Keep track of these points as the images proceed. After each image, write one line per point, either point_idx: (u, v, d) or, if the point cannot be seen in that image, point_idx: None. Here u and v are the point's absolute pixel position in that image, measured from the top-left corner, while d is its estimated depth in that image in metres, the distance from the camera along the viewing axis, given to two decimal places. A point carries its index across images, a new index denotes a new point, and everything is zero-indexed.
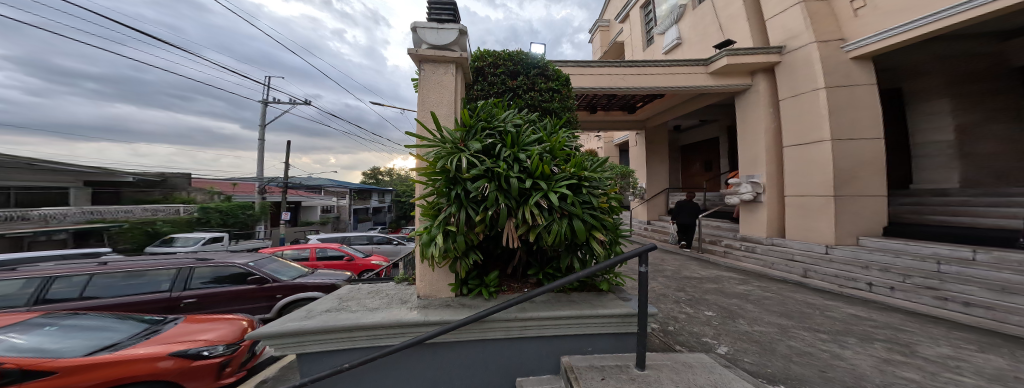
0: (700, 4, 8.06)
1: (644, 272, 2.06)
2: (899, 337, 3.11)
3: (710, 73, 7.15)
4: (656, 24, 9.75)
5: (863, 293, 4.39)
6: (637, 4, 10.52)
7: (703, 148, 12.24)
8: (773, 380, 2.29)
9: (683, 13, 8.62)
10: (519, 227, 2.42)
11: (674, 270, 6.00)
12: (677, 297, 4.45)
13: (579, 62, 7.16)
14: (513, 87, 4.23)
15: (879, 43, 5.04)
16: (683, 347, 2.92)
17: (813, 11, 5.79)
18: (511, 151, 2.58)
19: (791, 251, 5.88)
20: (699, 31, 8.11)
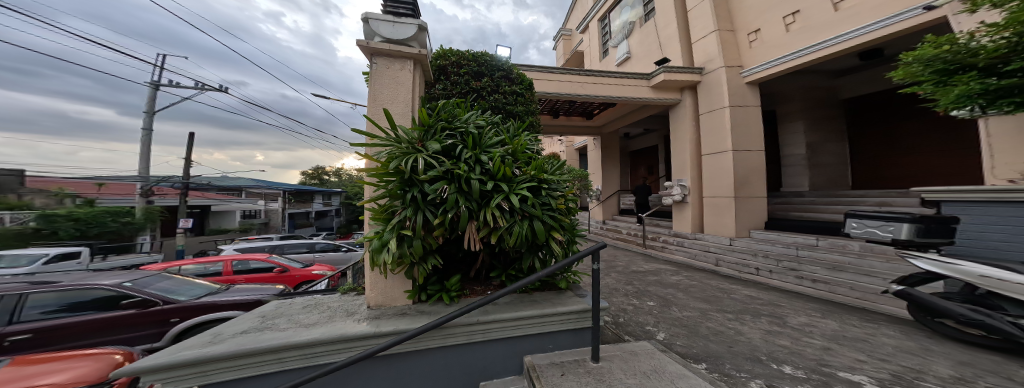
0: (646, 23, 8.75)
1: (596, 269, 2.24)
2: (781, 312, 3.82)
3: (652, 87, 7.77)
4: (610, 38, 10.49)
5: (758, 277, 5.30)
6: (595, 18, 11.27)
7: (647, 155, 13.57)
8: (694, 358, 2.66)
9: (632, 30, 9.36)
10: (480, 229, 2.44)
11: (624, 265, 6.56)
12: (625, 291, 4.84)
13: (542, 67, 7.35)
14: (475, 89, 4.22)
15: (761, 73, 6.23)
16: (630, 336, 3.22)
17: (725, 40, 6.83)
18: (472, 153, 2.59)
19: (706, 242, 6.81)
20: (645, 48, 8.90)
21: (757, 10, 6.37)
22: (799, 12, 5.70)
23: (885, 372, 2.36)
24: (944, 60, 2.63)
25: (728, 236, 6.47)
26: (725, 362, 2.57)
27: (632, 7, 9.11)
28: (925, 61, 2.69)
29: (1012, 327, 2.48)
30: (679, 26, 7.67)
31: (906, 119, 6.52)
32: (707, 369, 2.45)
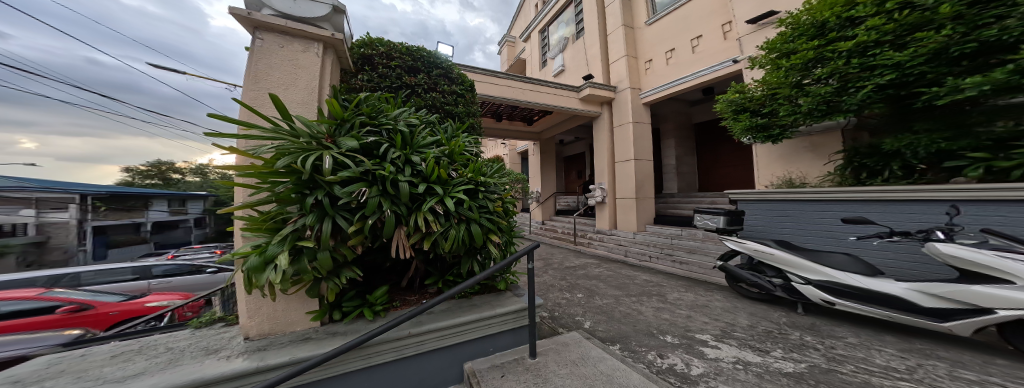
0: (580, 38, 7.89)
1: (532, 269, 1.94)
2: (673, 286, 3.64)
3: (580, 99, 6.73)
4: (549, 49, 9.41)
5: (643, 263, 4.88)
6: (536, 29, 10.34)
7: (579, 160, 14.41)
8: (661, 330, 2.46)
9: (567, 45, 8.40)
10: (411, 235, 1.64)
11: (574, 247, 6.56)
12: (586, 270, 4.68)
13: (508, 73, 6.00)
14: (414, 90, 2.87)
15: (651, 97, 6.04)
16: (602, 312, 2.94)
17: (632, 67, 6.36)
18: (407, 151, 1.71)
19: (619, 238, 6.10)
20: (578, 63, 7.93)
21: (653, 41, 6.09)
22: (674, 49, 5.67)
23: (783, 315, 2.57)
24: (734, 102, 3.29)
25: (633, 231, 6.05)
26: (689, 330, 2.43)
27: (568, 23, 8.28)
28: (731, 101, 3.32)
29: (781, 291, 2.58)
30: (603, 42, 6.89)
31: (721, 141, 6.93)
32: (674, 340, 2.26)
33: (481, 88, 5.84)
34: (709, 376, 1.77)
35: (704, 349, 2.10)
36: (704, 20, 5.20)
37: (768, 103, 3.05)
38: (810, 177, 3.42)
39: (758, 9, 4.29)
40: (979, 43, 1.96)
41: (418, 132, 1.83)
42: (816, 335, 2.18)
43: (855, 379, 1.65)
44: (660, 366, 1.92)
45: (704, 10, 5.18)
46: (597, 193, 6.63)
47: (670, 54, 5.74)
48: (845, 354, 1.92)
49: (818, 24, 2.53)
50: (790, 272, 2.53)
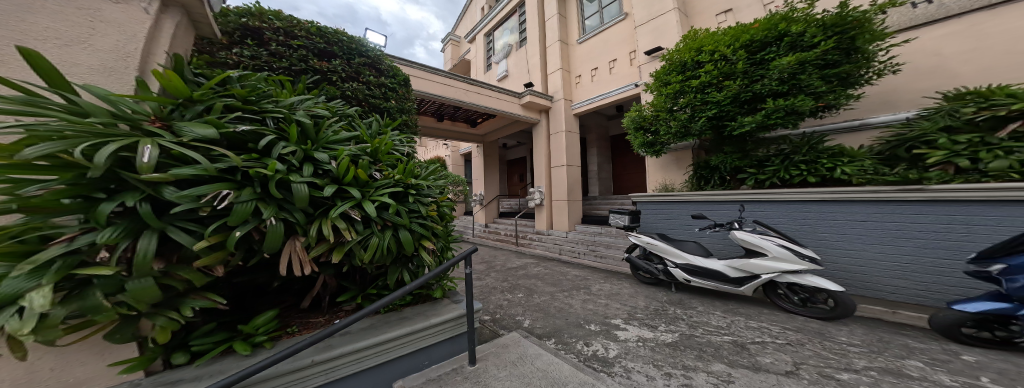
0: (523, 46, 7.82)
1: (471, 275, 1.69)
2: (596, 278, 3.91)
3: (522, 106, 6.68)
4: (492, 55, 8.89)
5: (573, 259, 5.09)
6: (481, 32, 9.52)
7: None
8: (586, 320, 2.55)
9: (510, 52, 8.19)
10: (313, 247, 1.38)
11: (511, 245, 6.56)
12: (523, 267, 4.68)
13: (449, 72, 5.55)
14: (332, 78, 2.59)
15: (583, 108, 6.43)
16: (532, 306, 2.96)
17: (566, 80, 6.75)
18: (311, 146, 1.47)
19: (554, 237, 6.27)
20: (520, 70, 7.80)
21: (583, 58, 6.62)
22: (598, 68, 6.29)
23: (666, 295, 3.12)
24: (631, 120, 3.92)
25: (565, 231, 6.31)
26: (607, 317, 2.60)
27: (512, 31, 8.21)
28: (633, 119, 3.88)
29: (663, 275, 3.15)
30: (542, 54, 7.12)
31: (628, 153, 8.10)
32: (595, 327, 2.38)
33: (418, 84, 5.17)
34: (621, 357, 1.93)
35: (618, 333, 2.29)
36: (620, 47, 5.94)
37: (655, 122, 3.66)
38: (673, 182, 4.33)
39: (659, 42, 4.96)
40: (752, 93, 2.90)
41: (323, 125, 1.61)
42: (683, 308, 2.71)
43: (703, 340, 2.10)
44: (585, 353, 1.99)
45: (619, 38, 5.97)
46: (536, 195, 6.62)
47: (594, 72, 6.35)
48: (701, 321, 2.43)
49: (681, 62, 3.34)
50: (671, 263, 3.10)
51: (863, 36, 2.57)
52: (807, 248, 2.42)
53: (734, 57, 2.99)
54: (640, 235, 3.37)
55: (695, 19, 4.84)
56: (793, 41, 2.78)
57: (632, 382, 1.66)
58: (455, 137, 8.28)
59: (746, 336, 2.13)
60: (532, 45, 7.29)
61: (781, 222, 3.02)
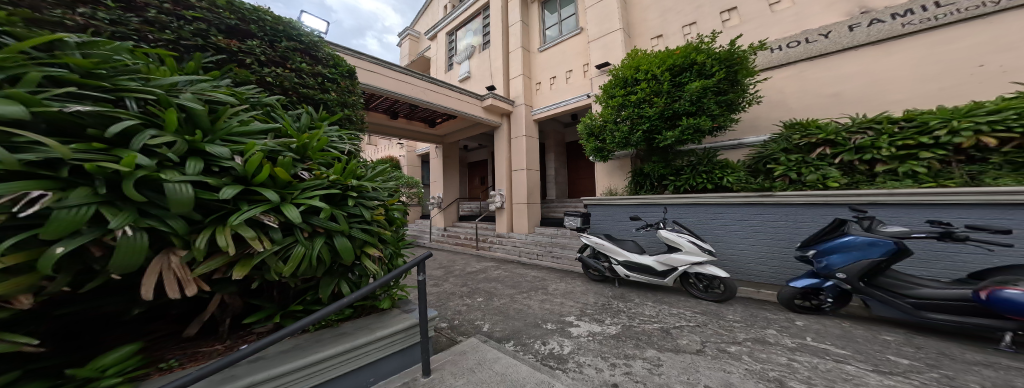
0: (486, 49, 7.84)
1: (425, 282, 1.63)
2: (553, 278, 4.04)
3: (484, 108, 6.70)
4: (454, 55, 8.75)
5: (532, 261, 5.18)
6: (442, 30, 9.27)
7: None
8: (543, 319, 2.60)
9: (473, 53, 8.15)
10: (202, 261, 1.12)
11: (471, 249, 6.47)
12: (483, 271, 4.65)
13: (405, 68, 5.29)
14: (244, 60, 2.17)
15: (543, 114, 6.61)
16: (489, 308, 2.96)
17: (526, 86, 6.92)
18: (200, 138, 1.19)
19: (514, 240, 6.33)
20: (482, 73, 7.81)
21: (543, 66, 6.86)
22: (556, 77, 6.57)
23: (610, 290, 3.38)
24: (584, 129, 4.19)
25: (524, 234, 6.42)
26: (562, 315, 2.69)
27: (475, 33, 8.19)
28: (586, 129, 4.15)
29: (609, 272, 3.42)
30: (503, 58, 7.22)
31: (583, 159, 8.58)
32: (551, 326, 2.44)
33: (369, 78, 4.80)
34: (575, 352, 1.99)
35: (572, 329, 2.38)
36: (576, 59, 6.30)
37: (604, 132, 3.95)
38: (616, 188, 4.72)
39: (609, 57, 5.36)
40: (671, 112, 3.37)
41: (222, 113, 1.35)
42: (624, 302, 2.97)
43: (640, 330, 2.32)
44: (541, 352, 2.02)
45: (575, 51, 6.32)
46: (496, 198, 6.66)
47: (552, 81, 6.62)
48: (638, 312, 2.69)
49: (624, 78, 3.70)
50: (618, 263, 3.34)
51: (743, 72, 3.24)
52: (700, 241, 2.98)
53: (663, 81, 3.40)
54: (590, 236, 3.64)
55: (637, 40, 5.35)
56: (700, 69, 3.27)
57: (582, 376, 1.72)
58: (412, 136, 7.87)
59: (669, 322, 2.43)
60: (495, 49, 7.38)
61: (704, 222, 3.48)
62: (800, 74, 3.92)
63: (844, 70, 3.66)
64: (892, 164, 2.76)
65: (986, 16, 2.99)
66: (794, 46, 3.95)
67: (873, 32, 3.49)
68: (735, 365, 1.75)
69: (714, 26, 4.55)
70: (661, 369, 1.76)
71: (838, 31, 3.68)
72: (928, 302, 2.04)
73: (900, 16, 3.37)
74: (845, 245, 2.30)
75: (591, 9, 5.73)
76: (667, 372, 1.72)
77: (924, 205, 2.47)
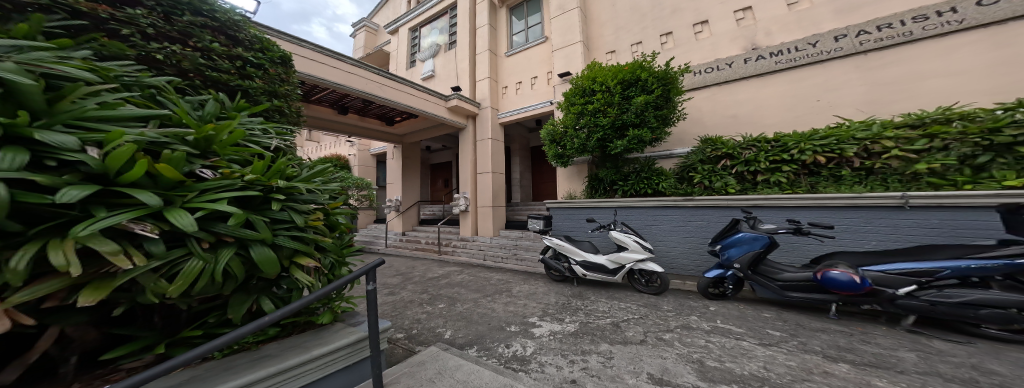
0: (451, 49, 7.75)
1: (373, 291, 1.50)
2: (517, 280, 4.09)
3: (448, 109, 6.59)
4: (417, 52, 8.49)
5: (497, 264, 5.18)
6: (404, 25, 8.91)
7: None
8: (507, 322, 2.60)
9: (438, 52, 7.99)
10: (19, 288, 0.73)
11: (434, 253, 6.26)
12: (446, 276, 4.53)
13: (359, 61, 4.99)
14: (120, 31, 1.59)
15: (510, 118, 6.68)
16: (450, 313, 2.89)
17: (492, 89, 6.93)
18: (25, 121, 0.77)
19: (479, 243, 6.28)
20: (446, 73, 7.69)
21: (510, 71, 6.95)
22: (521, 82, 6.70)
23: (570, 289, 3.52)
24: (548, 135, 4.32)
25: (489, 237, 6.40)
26: (525, 316, 2.73)
27: (440, 32, 8.04)
28: (552, 136, 4.26)
29: (568, 272, 3.57)
30: (469, 60, 7.19)
31: (546, 164, 8.86)
32: (514, 328, 2.46)
33: (314, 69, 4.43)
34: (537, 353, 2.03)
35: (534, 330, 2.42)
36: (540, 66, 6.49)
37: (565, 138, 4.13)
38: (575, 192, 4.95)
39: (571, 67, 5.63)
40: (616, 122, 3.67)
41: (70, 91, 0.91)
42: (582, 300, 3.13)
43: (595, 326, 2.46)
44: (505, 355, 2.02)
45: (539, 58, 6.52)
46: (460, 202, 6.58)
47: (518, 86, 6.73)
48: (594, 309, 2.84)
49: (584, 89, 3.92)
50: (575, 262, 3.52)
51: (674, 89, 3.66)
52: (641, 239, 3.28)
53: (613, 92, 3.69)
54: (551, 238, 3.77)
55: (595, 53, 5.70)
56: (643, 84, 3.61)
57: (544, 375, 1.75)
58: (368, 135, 7.40)
59: (619, 316, 2.62)
60: (461, 50, 7.32)
61: (652, 224, 3.82)
62: (712, 96, 4.50)
63: (740, 95, 4.32)
64: (785, 174, 3.34)
65: (823, 61, 3.85)
66: (712, 71, 4.50)
67: (758, 66, 4.20)
68: (669, 351, 1.95)
69: (658, 46, 5.03)
70: (613, 362, 1.86)
71: (737, 62, 4.34)
72: (791, 283, 2.57)
73: (773, 55, 4.13)
74: (734, 241, 2.84)
75: (556, 19, 5.96)
76: (618, 365, 1.82)
77: (804, 207, 3.07)
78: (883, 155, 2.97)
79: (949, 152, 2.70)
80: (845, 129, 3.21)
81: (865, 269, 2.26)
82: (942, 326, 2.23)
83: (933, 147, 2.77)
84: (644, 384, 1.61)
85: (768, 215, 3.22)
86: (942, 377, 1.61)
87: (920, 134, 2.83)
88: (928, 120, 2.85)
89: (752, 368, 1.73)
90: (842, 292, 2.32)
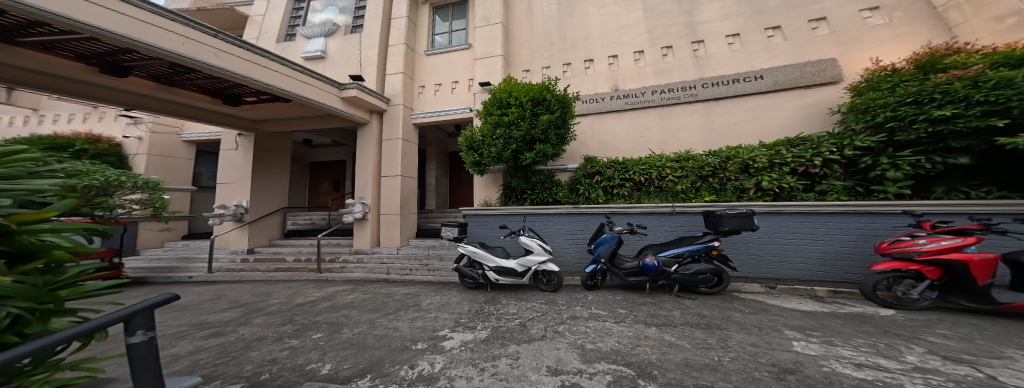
0: (353, 33, 6.92)
1: (156, 340, 0.87)
2: (427, 292, 3.87)
3: (342, 100, 5.52)
4: (304, 26, 7.18)
5: (405, 277, 4.77)
6: None
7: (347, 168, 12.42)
8: (412, 340, 2.42)
9: (335, 32, 6.99)
10: None
11: (321, 270, 5.27)
12: (338, 297, 3.86)
13: (175, 12, 3.47)
14: None
15: (425, 119, 6.37)
16: (338, 340, 2.48)
17: (407, 86, 6.46)
18: None
19: (381, 255, 5.62)
20: (343, 58, 6.76)
21: (428, 71, 6.70)
22: (441, 84, 6.53)
23: (484, 296, 3.57)
24: (466, 140, 4.36)
25: (396, 247, 5.85)
26: (435, 331, 2.61)
27: (340, 11, 7.08)
28: (472, 144, 4.32)
29: (482, 278, 3.64)
30: (380, 50, 6.54)
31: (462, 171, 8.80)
32: (421, 346, 2.31)
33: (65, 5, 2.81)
34: (446, 367, 1.96)
35: (444, 344, 2.33)
36: (461, 72, 6.48)
37: (482, 146, 4.24)
38: (491, 199, 5.12)
39: (491, 78, 5.86)
40: (519, 136, 3.99)
41: None
42: (495, 305, 3.21)
43: (506, 329, 2.55)
44: (409, 377, 1.87)
45: (459, 64, 6.50)
46: (358, 208, 5.79)
47: (438, 87, 6.54)
48: (505, 312, 2.97)
49: (501, 102, 4.16)
50: (490, 269, 3.60)
51: (568, 112, 4.24)
52: (544, 242, 3.62)
53: (524, 107, 4.04)
54: (466, 245, 3.74)
55: (513, 69, 6.08)
56: (545, 103, 4.07)
57: None
58: (189, 115, 5.17)
59: (526, 316, 2.81)
60: (368, 37, 6.61)
61: (555, 230, 4.26)
62: (592, 123, 5.37)
63: (607, 125, 5.29)
64: (644, 188, 4.27)
65: (647, 108, 5.14)
66: (593, 102, 5.40)
67: (616, 104, 5.27)
68: (563, 341, 2.21)
69: (561, 72, 5.75)
70: (519, 361, 1.97)
71: (604, 99, 5.35)
72: (630, 270, 3.38)
73: (621, 98, 5.26)
74: (602, 240, 3.48)
75: (479, 29, 6.14)
76: (524, 363, 1.95)
77: (658, 213, 3.94)
78: (665, 178, 4.21)
79: (680, 177, 4.15)
80: (651, 158, 4.36)
81: (662, 255, 3.27)
82: (686, 289, 3.44)
83: (681, 175, 4.12)
84: (544, 378, 1.76)
85: (630, 217, 4.04)
86: (690, 325, 2.48)
87: (678, 165, 4.17)
88: (681, 157, 4.20)
89: (613, 344, 2.13)
90: (651, 274, 3.26)
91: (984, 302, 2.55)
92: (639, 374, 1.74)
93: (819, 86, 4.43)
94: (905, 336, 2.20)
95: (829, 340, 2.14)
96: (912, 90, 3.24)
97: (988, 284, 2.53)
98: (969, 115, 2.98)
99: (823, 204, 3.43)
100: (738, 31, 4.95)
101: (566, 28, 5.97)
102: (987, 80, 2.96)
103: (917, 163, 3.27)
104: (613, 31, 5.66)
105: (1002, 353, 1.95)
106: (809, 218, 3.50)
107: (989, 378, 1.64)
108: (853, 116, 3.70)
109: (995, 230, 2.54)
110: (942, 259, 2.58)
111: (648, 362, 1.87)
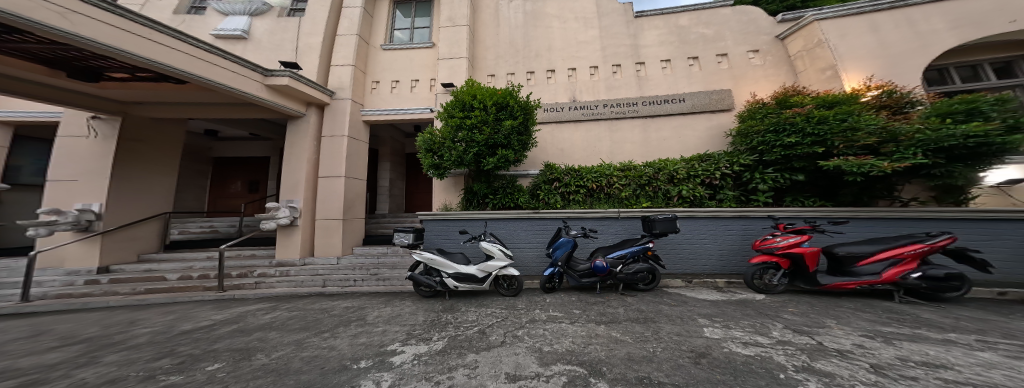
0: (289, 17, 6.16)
1: None
2: (374, 305, 3.56)
3: (268, 87, 4.81)
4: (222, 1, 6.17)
5: (347, 289, 4.32)
6: None
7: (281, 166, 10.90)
8: (354, 359, 2.19)
9: (265, 12, 6.16)
10: None
11: (229, 288, 4.46)
12: (250, 318, 3.31)
13: None
14: None
15: (377, 116, 5.88)
16: (246, 368, 2.13)
17: (358, 80, 5.94)
18: None
19: (315, 267, 5.01)
20: (274, 42, 5.94)
21: (383, 66, 6.27)
22: (398, 81, 6.16)
23: (441, 304, 3.41)
24: (425, 141, 4.22)
25: (336, 256, 5.27)
26: (383, 345, 2.40)
27: None
28: (431, 146, 4.19)
29: (440, 286, 3.49)
30: (325, 37, 5.91)
31: (420, 174, 8.35)
32: (365, 364, 2.10)
33: None
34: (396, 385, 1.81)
35: (394, 359, 2.15)
36: (420, 70, 6.21)
37: (442, 149, 4.13)
38: (451, 203, 4.98)
39: (453, 79, 5.73)
40: (485, 141, 3.99)
41: None
42: (453, 313, 3.09)
43: (466, 338, 2.47)
44: None
45: (421, 62, 6.23)
46: (286, 212, 5.07)
47: (395, 84, 6.15)
48: (463, 320, 2.88)
49: (465, 106, 4.13)
50: (449, 276, 3.47)
51: (531, 119, 4.34)
52: (505, 247, 3.60)
53: (487, 111, 4.04)
54: (422, 252, 3.54)
55: (477, 72, 6.06)
56: (513, 110, 4.14)
57: None
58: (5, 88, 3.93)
59: (485, 323, 2.77)
60: (312, 22, 5.94)
61: (515, 234, 4.31)
62: (551, 132, 5.61)
63: (565, 135, 5.57)
64: (597, 195, 4.58)
65: (597, 120, 5.57)
66: (551, 111, 5.65)
67: (573, 114, 5.59)
68: (522, 346, 2.23)
69: (523, 80, 5.91)
70: (477, 371, 1.92)
71: (561, 109, 5.64)
72: (584, 272, 3.57)
73: (577, 109, 5.61)
74: (559, 244, 3.61)
75: (444, 29, 5.99)
76: (483, 372, 1.90)
77: (609, 217, 4.25)
78: (612, 186, 4.58)
79: (624, 185, 4.55)
80: (602, 167, 4.72)
81: (610, 257, 3.52)
82: (628, 287, 3.77)
83: (624, 184, 4.53)
84: (501, 384, 1.75)
85: (585, 222, 4.29)
86: (632, 320, 2.71)
87: (623, 174, 4.58)
88: (626, 167, 4.63)
89: (569, 345, 2.22)
90: (600, 275, 3.50)
91: (813, 284, 3.24)
92: (591, 372, 1.84)
93: (723, 111, 5.30)
94: (771, 316, 2.72)
95: (727, 324, 2.54)
96: (774, 121, 4.08)
97: (816, 270, 3.25)
98: (803, 144, 3.81)
99: (730, 210, 4.07)
100: (669, 57, 5.69)
101: (530, 38, 6.19)
102: (815, 116, 3.84)
103: (777, 179, 4.09)
104: (572, 45, 6.04)
105: (825, 323, 2.53)
106: (722, 221, 4.12)
107: (819, 343, 2.10)
108: (739, 139, 4.54)
109: (818, 230, 3.26)
110: (791, 254, 3.26)
111: (598, 359, 1.98)
